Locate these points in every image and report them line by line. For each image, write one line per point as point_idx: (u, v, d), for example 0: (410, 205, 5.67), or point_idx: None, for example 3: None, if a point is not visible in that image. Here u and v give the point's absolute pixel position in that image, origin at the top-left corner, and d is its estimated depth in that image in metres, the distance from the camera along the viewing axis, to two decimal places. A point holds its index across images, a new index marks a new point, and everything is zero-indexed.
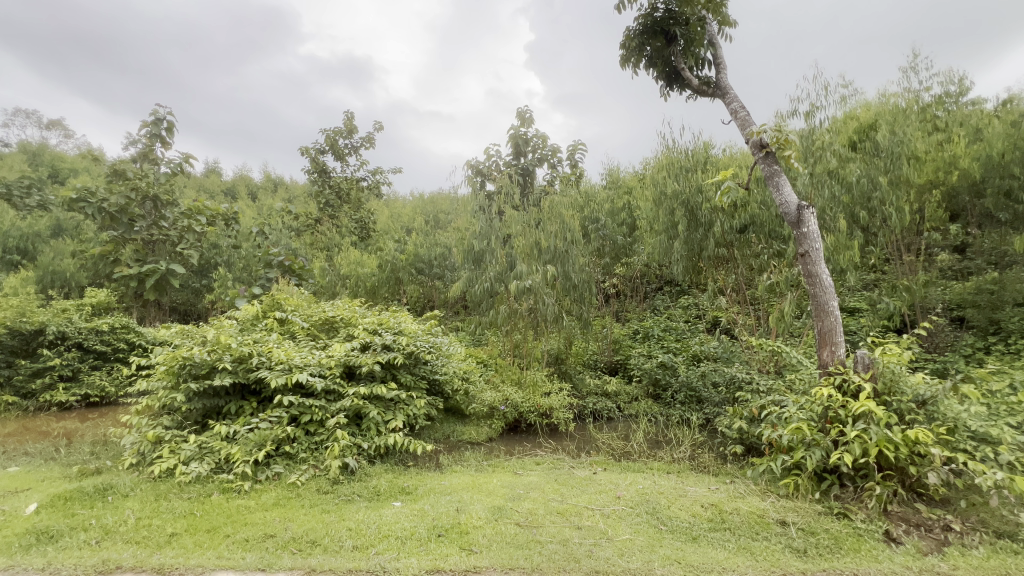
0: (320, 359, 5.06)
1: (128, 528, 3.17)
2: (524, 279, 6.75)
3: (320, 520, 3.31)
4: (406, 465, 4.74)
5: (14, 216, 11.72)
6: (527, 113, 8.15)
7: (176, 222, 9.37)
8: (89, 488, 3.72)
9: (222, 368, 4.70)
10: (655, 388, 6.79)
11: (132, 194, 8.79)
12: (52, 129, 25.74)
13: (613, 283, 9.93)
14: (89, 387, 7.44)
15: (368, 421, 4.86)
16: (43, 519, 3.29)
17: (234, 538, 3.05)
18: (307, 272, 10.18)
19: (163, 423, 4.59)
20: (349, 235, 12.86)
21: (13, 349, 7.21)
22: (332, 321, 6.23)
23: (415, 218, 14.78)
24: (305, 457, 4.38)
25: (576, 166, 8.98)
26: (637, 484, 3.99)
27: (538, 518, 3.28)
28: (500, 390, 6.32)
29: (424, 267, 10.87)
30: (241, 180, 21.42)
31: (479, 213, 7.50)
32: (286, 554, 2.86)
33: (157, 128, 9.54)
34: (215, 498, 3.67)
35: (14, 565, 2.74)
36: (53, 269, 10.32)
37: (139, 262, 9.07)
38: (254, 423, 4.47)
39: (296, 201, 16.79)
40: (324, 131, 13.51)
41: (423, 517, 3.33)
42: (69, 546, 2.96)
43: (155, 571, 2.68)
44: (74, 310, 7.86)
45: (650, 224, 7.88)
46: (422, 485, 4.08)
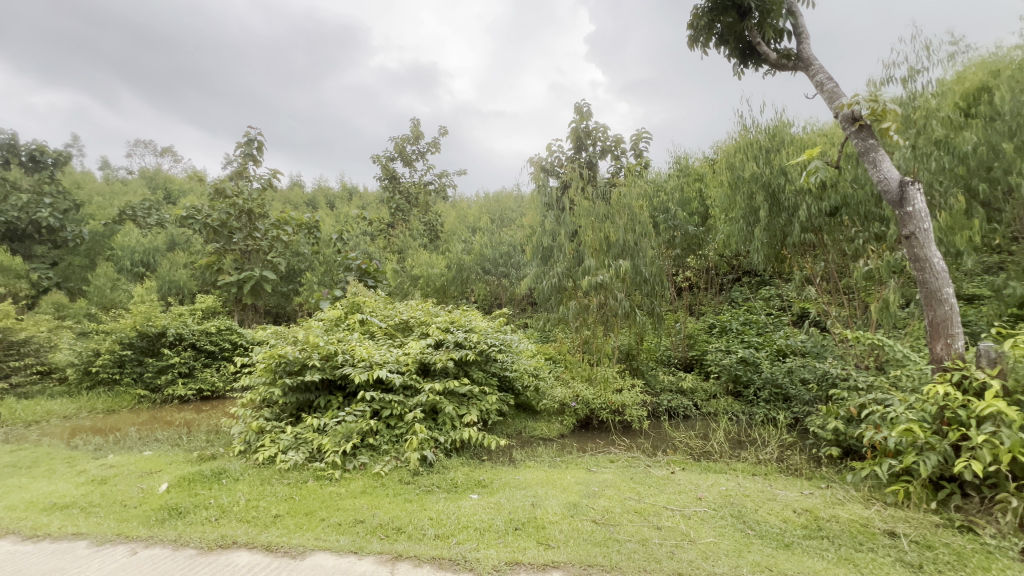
0: (398, 356, 5.32)
1: (240, 508, 3.54)
2: (593, 275, 6.69)
3: (404, 508, 3.50)
4: (481, 459, 4.87)
5: (139, 234, 13.54)
6: (587, 107, 8.03)
7: (268, 232, 10.32)
8: (206, 471, 4.20)
9: (312, 365, 5.12)
10: (736, 385, 6.42)
11: (231, 210, 9.82)
12: (165, 156, 29.43)
13: (685, 275, 9.53)
14: (202, 382, 8.39)
15: (444, 416, 5.04)
16: (172, 497, 3.78)
17: (328, 521, 3.31)
18: (382, 274, 10.78)
19: (264, 415, 5.09)
20: (419, 238, 13.38)
21: (143, 349, 8.35)
22: (406, 321, 6.53)
23: (481, 218, 15.11)
24: (387, 449, 4.64)
25: (640, 155, 8.69)
26: (720, 486, 3.80)
27: (615, 516, 3.22)
28: (571, 387, 6.30)
29: (491, 267, 11.08)
30: (320, 191, 23.07)
31: (544, 210, 7.53)
32: (374, 538, 3.05)
33: (249, 148, 10.53)
34: (310, 485, 3.99)
35: (153, 535, 3.17)
36: (170, 279, 11.79)
37: (238, 270, 10.10)
38: (342, 416, 4.82)
39: (370, 209, 17.79)
40: (393, 139, 14.19)
41: (499, 510, 3.41)
42: (195, 521, 3.36)
43: (265, 548, 2.97)
44: (188, 313, 8.92)
45: (725, 212, 7.46)
46: (497, 479, 4.17)
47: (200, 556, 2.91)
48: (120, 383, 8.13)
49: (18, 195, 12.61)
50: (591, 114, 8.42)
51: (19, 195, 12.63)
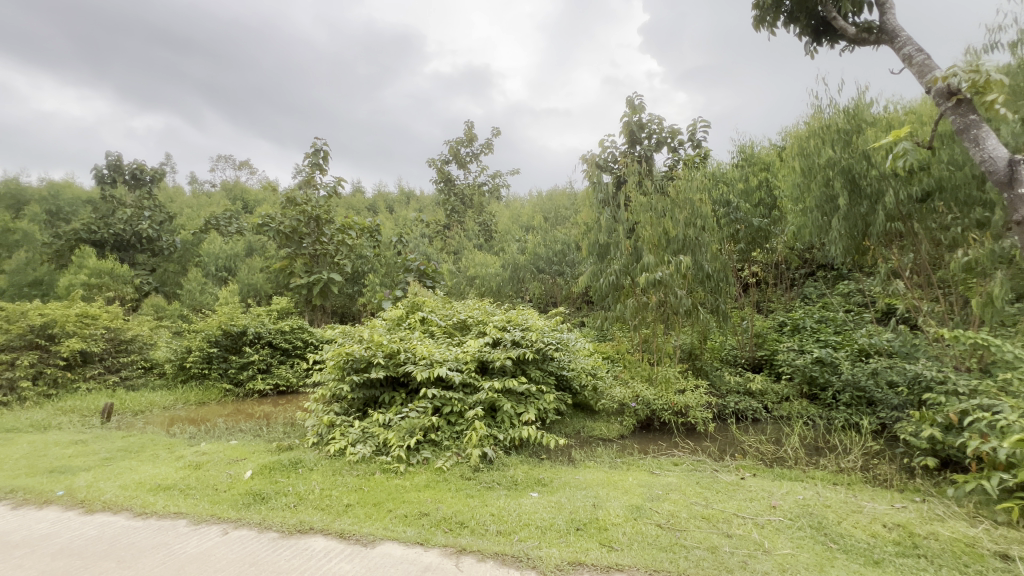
0: (457, 354, 5.45)
1: (315, 496, 3.78)
2: (653, 271, 6.49)
3: (466, 503, 3.58)
4: (540, 457, 4.88)
5: (222, 241, 14.81)
6: (639, 99, 7.79)
7: (333, 237, 10.93)
8: (285, 461, 4.52)
9: (377, 363, 5.36)
10: (811, 388, 5.99)
11: (301, 217, 10.49)
12: (243, 169, 32.02)
13: (751, 270, 9.03)
14: (278, 377, 9.04)
15: (502, 413, 5.10)
16: (256, 483, 4.10)
17: (395, 513, 3.45)
18: (440, 275, 11.08)
19: (335, 410, 5.39)
20: (475, 239, 13.63)
21: (227, 347, 9.13)
22: (465, 321, 6.66)
23: (534, 216, 15.13)
24: (448, 445, 4.76)
25: (699, 144, 8.31)
26: (796, 494, 3.56)
27: (681, 521, 3.11)
28: (630, 386, 6.16)
29: (545, 266, 11.06)
30: (380, 196, 24.10)
31: (600, 207, 7.41)
32: (439, 531, 3.14)
33: (316, 158, 11.20)
34: (377, 477, 4.18)
35: (240, 518, 3.45)
36: (249, 282, 12.80)
37: (308, 273, 10.77)
38: (405, 412, 5.01)
39: (427, 211, 18.35)
40: (447, 142, 14.54)
41: (560, 509, 3.39)
42: (276, 507, 3.62)
43: (339, 535, 3.15)
44: (265, 313, 9.65)
45: (796, 203, 6.98)
46: (558, 478, 4.15)
47: (281, 539, 3.13)
48: (209, 377, 8.93)
49: (123, 210, 14.20)
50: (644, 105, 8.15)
51: (124, 210, 14.21)
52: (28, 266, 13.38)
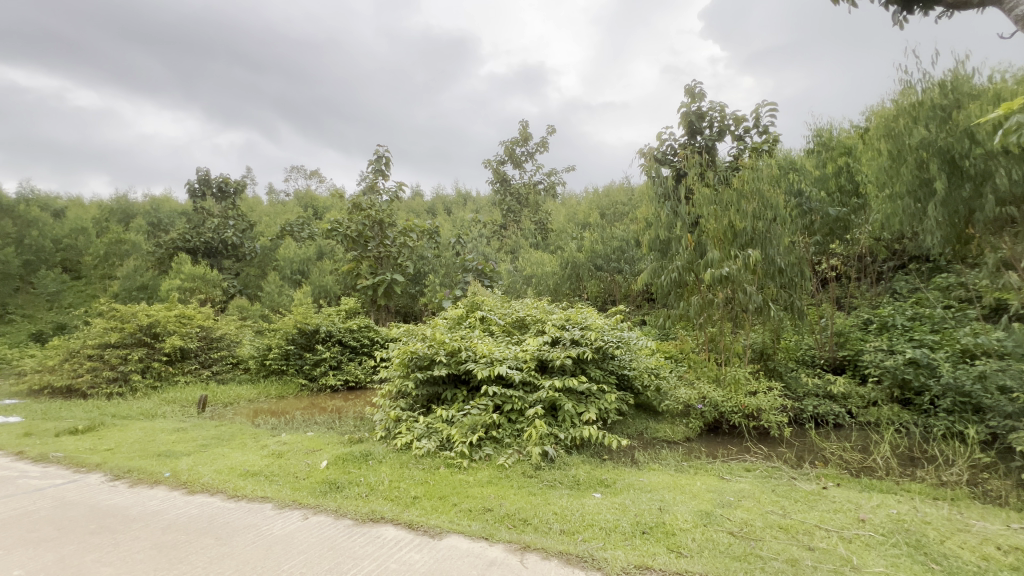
0: (516, 353, 5.49)
1: (385, 487, 3.97)
2: (718, 267, 6.18)
3: (529, 501, 3.60)
4: (602, 458, 4.82)
5: (296, 246, 15.93)
6: (698, 88, 7.41)
7: (396, 239, 11.40)
8: (356, 453, 4.78)
9: (439, 361, 5.53)
10: (904, 392, 5.46)
11: (366, 222, 11.03)
12: (313, 178, 34.24)
13: (831, 264, 8.35)
14: (348, 374, 9.59)
15: (563, 413, 5.07)
16: (332, 472, 4.37)
17: (460, 507, 3.54)
18: (497, 274, 11.24)
19: (401, 405, 5.63)
20: (531, 239, 13.68)
21: (302, 344, 9.81)
22: (523, 319, 6.70)
23: (591, 213, 14.92)
24: (510, 442, 4.82)
25: (766, 129, 7.76)
26: (889, 508, 3.25)
27: (755, 530, 2.95)
28: (696, 387, 5.92)
29: (603, 264, 10.88)
30: (439, 199, 24.83)
31: (660, 202, 7.17)
32: (503, 527, 3.19)
33: (378, 164, 11.72)
34: (442, 471, 4.31)
35: (319, 504, 3.70)
36: (320, 284, 13.66)
37: (374, 275, 11.31)
38: (467, 409, 5.13)
39: (483, 212, 18.65)
40: (503, 143, 14.68)
41: (625, 511, 3.32)
42: (350, 496, 3.84)
43: (408, 525, 3.29)
44: (335, 313, 10.27)
45: (882, 189, 6.37)
46: (621, 480, 4.07)
47: (356, 527, 3.31)
48: (287, 373, 9.63)
49: (212, 219, 15.62)
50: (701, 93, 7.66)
51: (212, 219, 15.62)
52: (136, 272, 15.09)
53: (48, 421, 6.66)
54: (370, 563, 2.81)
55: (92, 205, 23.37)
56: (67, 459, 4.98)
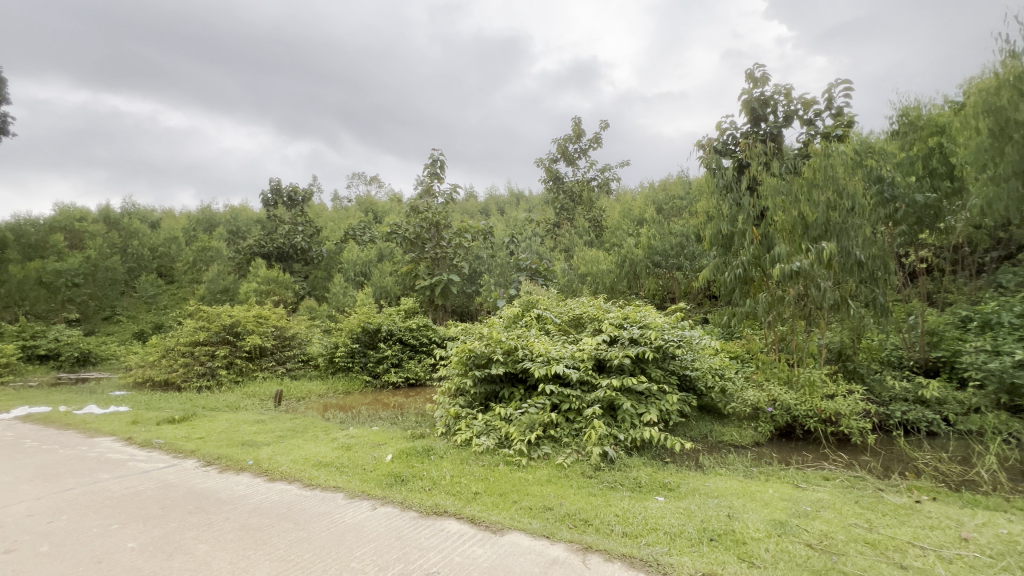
0: (573, 352, 5.45)
1: (447, 482, 4.08)
2: (788, 261, 5.80)
3: (589, 501, 3.57)
4: (664, 461, 4.68)
5: (359, 249, 16.76)
6: (760, 72, 6.96)
7: (452, 241, 11.69)
8: (419, 448, 4.95)
9: (496, 360, 5.60)
10: (1012, 398, 4.87)
11: (424, 224, 11.39)
12: (373, 183, 35.84)
13: (919, 255, 7.60)
14: (409, 371, 10.00)
15: (622, 413, 4.97)
16: (396, 466, 4.56)
17: (520, 504, 3.58)
18: (551, 273, 11.22)
19: (459, 403, 5.77)
20: (586, 237, 13.53)
21: (366, 343, 10.32)
22: (579, 317, 6.63)
23: (647, 208, 14.52)
24: (568, 442, 4.80)
25: (837, 109, 7.15)
26: (998, 528, 2.91)
27: (837, 544, 2.75)
28: (765, 389, 5.60)
29: (661, 261, 10.55)
30: (492, 199, 25.15)
31: (721, 194, 6.84)
32: (564, 526, 3.18)
33: (434, 168, 12.06)
34: (502, 469, 4.37)
35: (386, 496, 3.88)
36: (381, 285, 14.29)
37: (431, 275, 11.66)
38: (524, 407, 5.17)
39: (536, 210, 18.67)
40: (555, 141, 14.60)
41: (690, 517, 3.21)
42: (414, 489, 3.99)
43: (471, 520, 3.36)
44: (396, 313, 10.71)
45: (982, 172, 5.75)
46: (685, 484, 3.94)
47: (420, 519, 3.43)
48: (353, 369, 10.13)
49: (283, 226, 16.75)
50: (764, 77, 7.16)
51: (284, 226, 16.76)
52: (219, 276, 16.49)
53: (150, 411, 7.45)
54: (436, 555, 2.90)
55: (182, 217, 25.81)
56: (166, 446, 5.54)
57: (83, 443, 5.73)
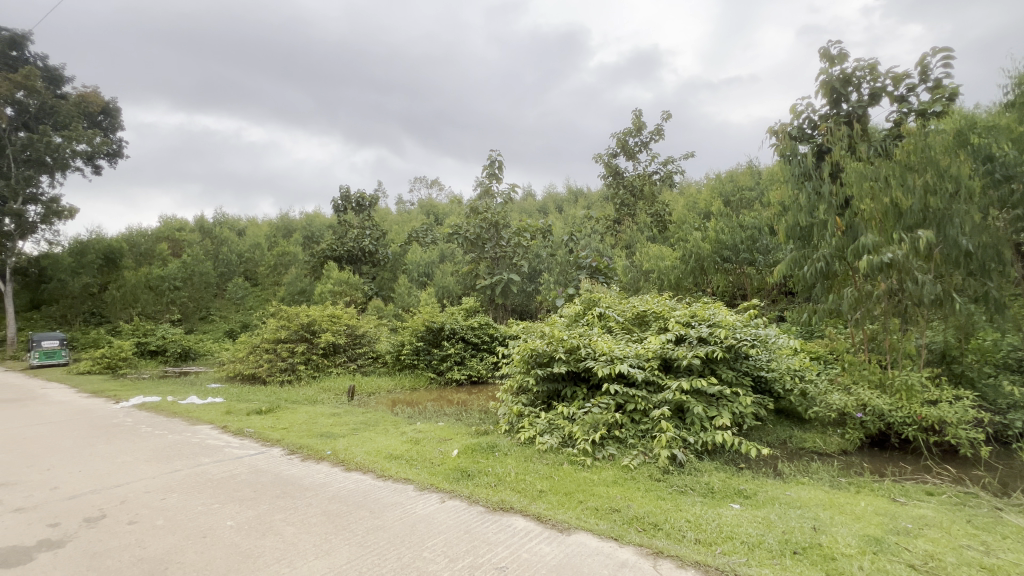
0: (638, 351, 5.31)
1: (512, 479, 4.13)
2: (877, 253, 5.27)
3: (658, 505, 3.46)
4: (739, 466, 4.46)
5: (422, 251, 17.38)
6: (837, 48, 6.41)
7: (511, 240, 11.78)
8: (483, 444, 5.05)
9: (559, 359, 5.57)
10: None
11: (483, 224, 11.58)
12: (434, 186, 36.99)
13: None
14: (471, 369, 10.27)
15: (691, 415, 4.77)
16: (462, 461, 4.68)
17: (586, 505, 3.54)
18: (612, 271, 10.94)
19: (522, 401, 5.82)
20: (648, 233, 13.15)
21: (430, 341, 10.69)
22: (643, 314, 6.44)
23: (714, 200, 13.87)
24: (634, 443, 4.69)
25: (934, 82, 6.39)
26: None
27: (945, 567, 2.46)
28: (853, 393, 5.15)
29: (731, 256, 10.18)
30: (550, 197, 25.11)
31: (798, 183, 6.35)
32: (632, 529, 3.11)
33: (492, 168, 12.22)
34: (566, 468, 4.34)
35: (453, 489, 3.99)
36: (443, 285, 14.73)
37: (492, 275, 11.84)
38: (588, 407, 5.10)
39: (595, 207, 18.39)
40: (615, 135, 14.29)
41: (770, 527, 3.02)
42: (480, 484, 4.08)
43: (537, 517, 3.38)
44: (458, 312, 11.00)
45: None
46: (763, 492, 3.71)
47: (487, 514, 3.50)
48: (418, 367, 10.54)
49: (353, 230, 17.72)
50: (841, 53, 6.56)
51: (353, 230, 17.72)
52: (297, 279, 17.77)
53: (241, 402, 8.17)
54: (503, 550, 2.94)
55: (264, 224, 28.07)
56: (256, 434, 6.06)
57: (187, 430, 6.40)
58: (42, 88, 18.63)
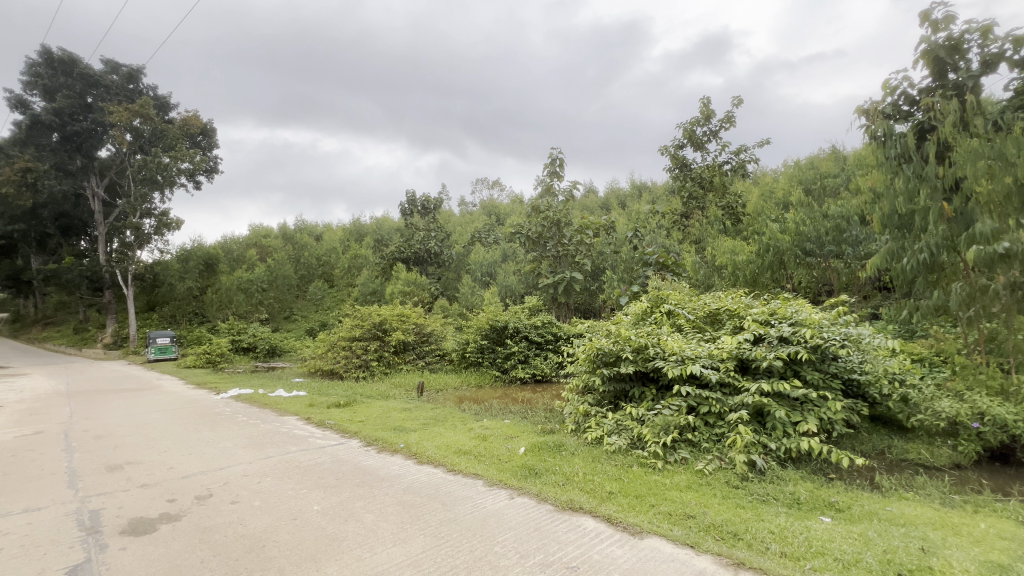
0: (711, 351, 5.06)
1: (580, 479, 4.10)
2: (995, 241, 4.70)
3: (738, 513, 3.28)
4: (829, 477, 4.11)
5: (484, 250, 17.70)
6: (941, 11, 5.68)
7: (573, 238, 11.64)
8: (550, 442, 5.05)
9: (626, 358, 5.43)
10: None
11: (545, 223, 11.57)
12: (496, 186, 37.60)
13: None
14: (535, 367, 10.33)
15: (772, 420, 4.46)
16: (530, 459, 4.71)
17: (659, 509, 3.43)
18: (682, 267, 9.85)
19: (589, 400, 5.76)
20: (719, 226, 12.47)
21: (494, 340, 10.86)
22: (716, 313, 6.13)
23: (793, 190, 12.91)
24: (708, 448, 4.48)
25: None
26: None
27: None
28: (966, 399, 4.58)
29: (814, 249, 9.68)
30: (613, 193, 24.62)
31: (894, 166, 5.73)
32: (710, 537, 2.97)
33: (553, 166, 12.18)
34: (635, 470, 4.24)
35: (522, 487, 4.04)
36: (506, 284, 14.92)
37: (554, 273, 11.80)
38: (658, 408, 4.94)
39: (661, 201, 17.76)
40: (681, 125, 13.70)
41: (867, 544, 2.76)
42: (548, 482, 4.09)
43: (607, 519, 3.32)
44: (521, 310, 11.11)
45: None
46: (859, 506, 3.40)
47: (556, 513, 3.49)
48: (483, 364, 10.76)
49: (419, 233, 18.42)
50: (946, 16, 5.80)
51: (419, 232, 18.44)
52: (369, 280, 18.78)
53: (322, 396, 8.78)
54: (574, 550, 2.93)
55: (339, 229, 29.99)
56: (337, 426, 6.49)
57: (277, 420, 7.00)
58: (153, 115, 21.11)
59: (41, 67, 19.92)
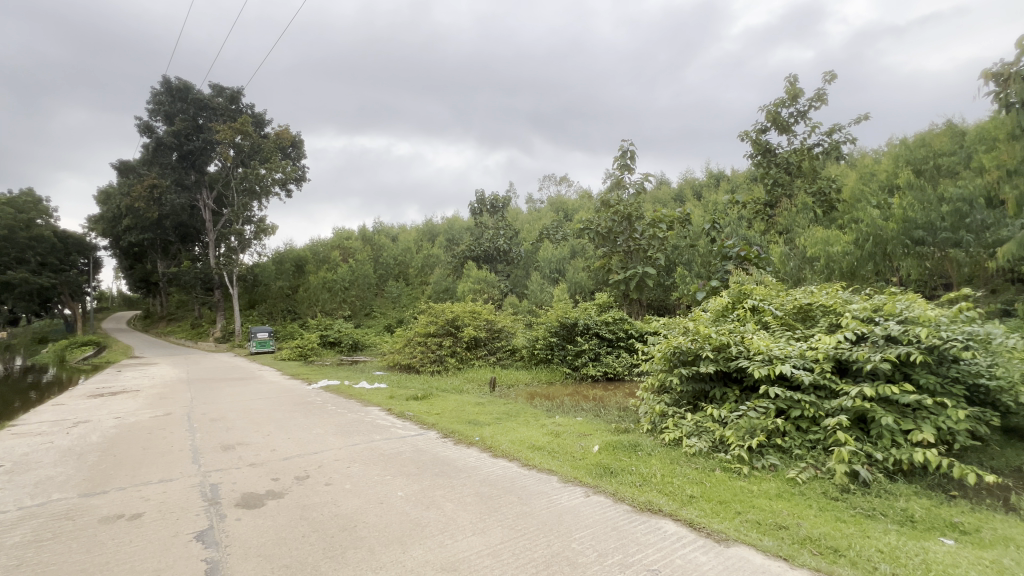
0: (803, 351, 4.66)
1: (658, 480, 3.98)
2: None
3: (839, 528, 3.00)
4: (950, 494, 3.65)
5: (553, 247, 17.68)
6: None
7: (645, 232, 11.23)
8: (625, 442, 4.94)
9: (705, 357, 5.17)
10: None
11: (615, 218, 11.35)
12: (563, 182, 37.42)
13: None
14: (607, 365, 10.16)
15: (878, 427, 4.03)
16: (605, 457, 4.65)
17: (746, 517, 3.24)
18: (765, 261, 9.17)
19: (665, 400, 5.56)
20: (809, 214, 11.46)
21: (564, 336, 10.83)
22: (808, 309, 5.65)
23: (899, 172, 11.55)
24: (801, 454, 4.15)
25: None
26: None
27: None
28: None
29: (926, 237, 8.61)
30: (686, 184, 23.54)
31: None
32: (806, 551, 2.76)
33: (624, 159, 11.88)
34: (718, 474, 4.03)
35: (597, 485, 4.00)
36: (575, 280, 14.80)
37: (625, 269, 11.50)
38: (743, 410, 4.64)
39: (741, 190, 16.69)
40: (764, 108, 12.75)
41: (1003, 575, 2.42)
42: (624, 482, 4.01)
43: (689, 524, 3.20)
44: (591, 307, 10.99)
45: None
46: (990, 529, 2.98)
47: (634, 515, 3.42)
48: (553, 361, 10.77)
49: (488, 231, 18.83)
50: None
51: (489, 231, 18.83)
52: (442, 278, 19.51)
53: (401, 388, 9.28)
54: (654, 553, 2.84)
55: (414, 230, 31.43)
56: (415, 418, 6.82)
57: (361, 410, 7.48)
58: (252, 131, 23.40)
59: (162, 95, 22.81)
